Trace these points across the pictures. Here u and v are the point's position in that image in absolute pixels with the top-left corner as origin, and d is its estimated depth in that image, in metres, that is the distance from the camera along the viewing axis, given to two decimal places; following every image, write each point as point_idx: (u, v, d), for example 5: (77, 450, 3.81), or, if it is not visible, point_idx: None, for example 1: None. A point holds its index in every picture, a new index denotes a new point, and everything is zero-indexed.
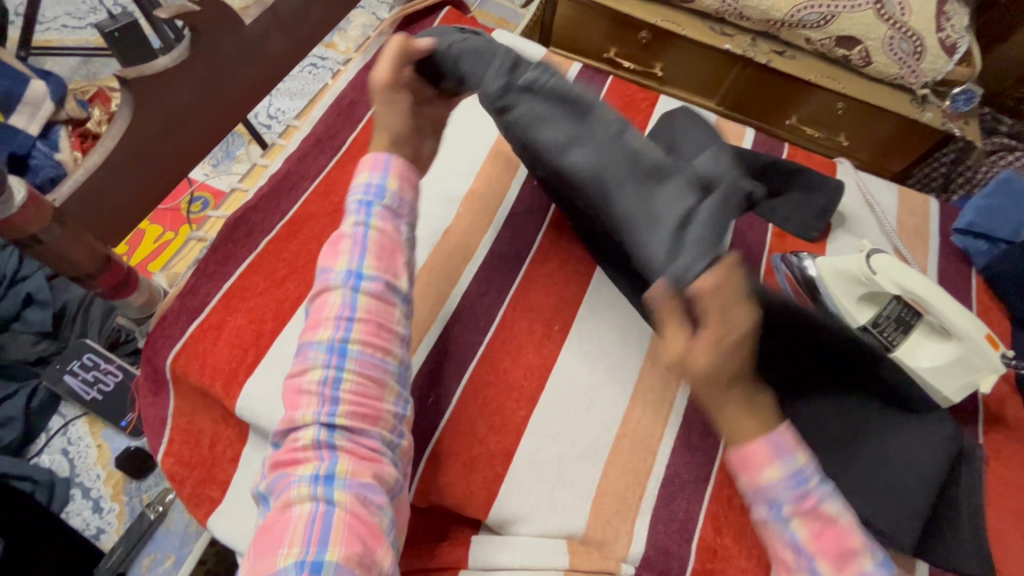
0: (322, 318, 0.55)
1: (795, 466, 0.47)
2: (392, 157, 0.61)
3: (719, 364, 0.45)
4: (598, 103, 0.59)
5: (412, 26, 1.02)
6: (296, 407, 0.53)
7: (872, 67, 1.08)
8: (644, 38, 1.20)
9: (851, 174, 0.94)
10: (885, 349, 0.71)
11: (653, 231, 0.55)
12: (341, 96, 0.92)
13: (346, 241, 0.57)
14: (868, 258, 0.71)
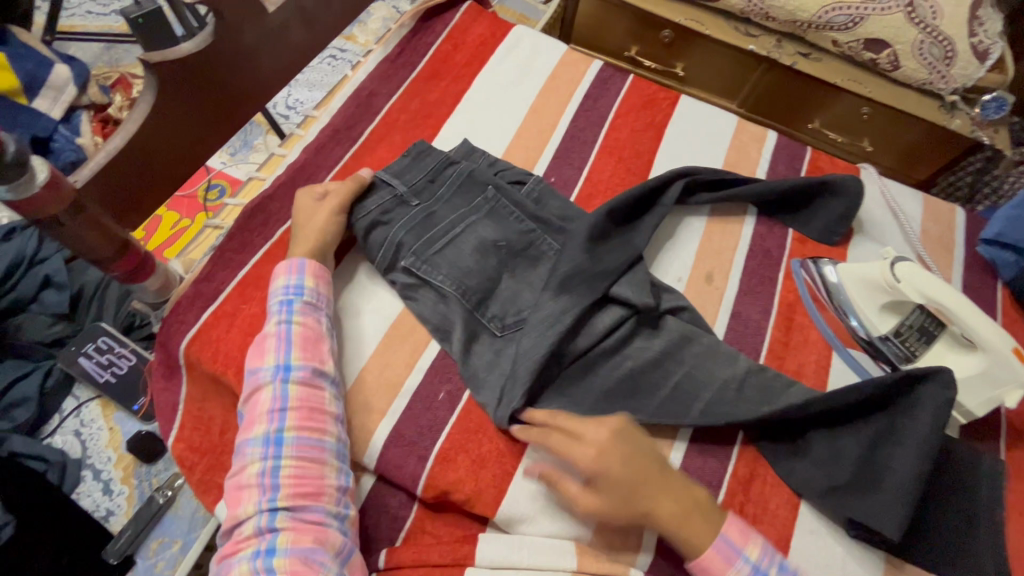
0: (256, 414, 0.59)
1: (751, 564, 0.57)
2: (307, 260, 0.68)
3: (596, 467, 0.57)
4: (455, 266, 0.72)
5: (433, 19, 1.01)
6: (239, 503, 0.56)
7: (900, 72, 1.06)
8: (667, 36, 1.18)
9: (875, 180, 0.92)
10: (907, 359, 0.72)
11: (485, 383, 0.67)
12: (361, 88, 0.92)
13: (271, 339, 0.62)
14: (891, 266, 0.70)
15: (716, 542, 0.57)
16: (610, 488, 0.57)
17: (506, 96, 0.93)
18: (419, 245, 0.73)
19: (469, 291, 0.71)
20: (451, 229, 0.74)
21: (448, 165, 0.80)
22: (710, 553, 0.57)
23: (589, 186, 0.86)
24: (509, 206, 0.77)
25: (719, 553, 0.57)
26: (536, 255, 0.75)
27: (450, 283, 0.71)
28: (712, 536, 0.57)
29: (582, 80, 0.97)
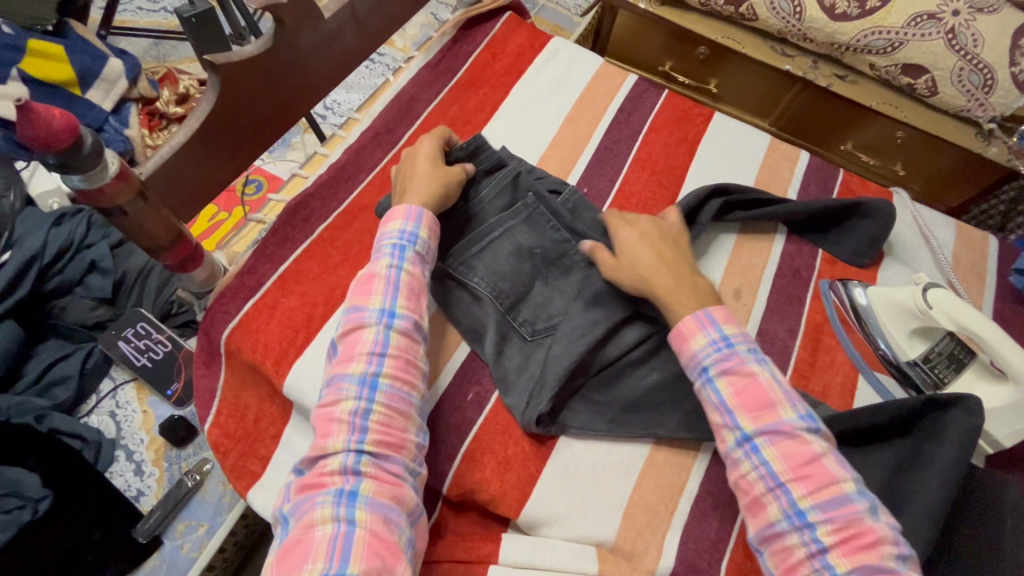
0: (355, 352, 0.61)
1: (717, 335, 0.61)
2: (423, 211, 0.70)
3: (630, 250, 0.70)
4: (501, 277, 0.74)
5: (475, 28, 1.04)
6: (327, 435, 0.57)
7: (937, 98, 1.06)
8: (702, 53, 1.20)
9: (908, 204, 0.91)
10: (935, 386, 0.72)
11: (515, 387, 0.68)
12: (402, 93, 0.94)
13: (380, 281, 0.64)
14: (924, 292, 0.70)
15: (696, 311, 0.63)
16: (636, 254, 0.69)
17: (542, 105, 0.95)
18: (458, 248, 0.75)
19: (502, 295, 0.73)
20: (489, 233, 0.76)
21: (497, 167, 0.82)
22: (686, 319, 0.63)
23: (621, 198, 0.88)
24: (547, 214, 0.78)
25: (694, 318, 0.63)
26: (569, 264, 0.75)
27: (486, 285, 0.73)
28: (696, 310, 0.64)
29: (618, 94, 0.99)
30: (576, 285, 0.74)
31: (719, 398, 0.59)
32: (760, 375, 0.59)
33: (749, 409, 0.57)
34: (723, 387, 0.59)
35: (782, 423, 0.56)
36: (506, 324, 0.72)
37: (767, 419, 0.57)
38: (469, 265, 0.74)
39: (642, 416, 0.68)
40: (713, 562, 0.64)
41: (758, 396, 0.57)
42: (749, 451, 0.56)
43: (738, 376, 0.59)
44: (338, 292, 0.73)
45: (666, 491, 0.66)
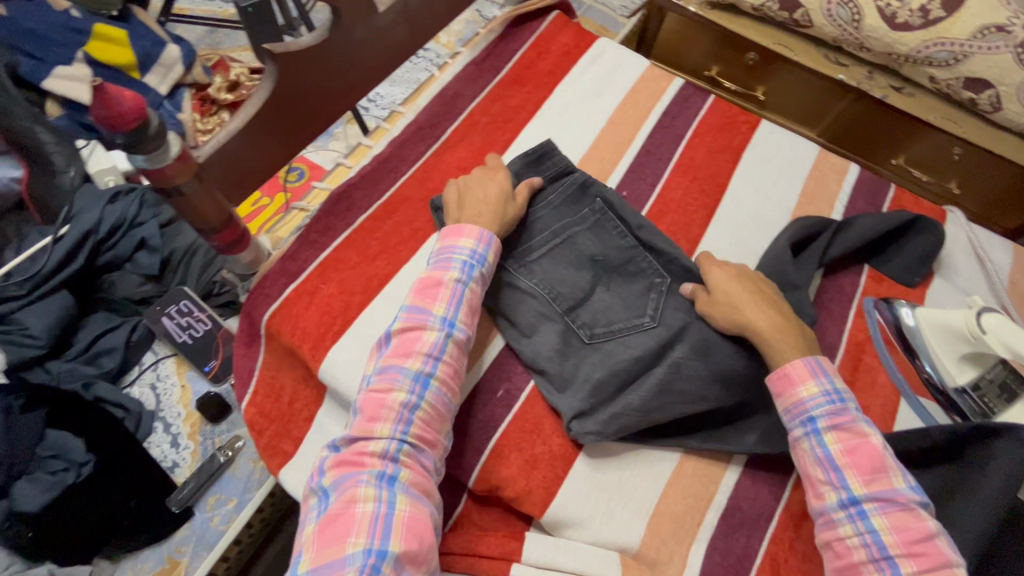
0: (414, 350, 0.61)
1: (829, 386, 0.62)
2: (494, 237, 0.70)
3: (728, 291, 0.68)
4: (562, 283, 0.74)
5: (522, 26, 1.04)
6: (375, 420, 0.58)
7: (1001, 114, 1.01)
8: (751, 59, 1.17)
9: (963, 224, 0.88)
10: (984, 415, 0.69)
11: (567, 391, 0.68)
12: (446, 89, 0.95)
13: (445, 290, 0.65)
14: (977, 316, 0.67)
15: (807, 357, 0.63)
16: (739, 297, 0.68)
17: (585, 106, 0.95)
18: (516, 250, 0.76)
19: (559, 298, 0.73)
20: (550, 240, 0.77)
21: (562, 172, 0.81)
22: (796, 362, 0.63)
23: (661, 203, 0.87)
24: (614, 221, 0.78)
25: (804, 362, 0.63)
26: (633, 271, 0.75)
27: (543, 287, 0.73)
28: (805, 354, 0.64)
29: (663, 97, 0.98)
30: (640, 291, 0.74)
31: (826, 451, 0.59)
32: (873, 439, 0.59)
33: (860, 471, 0.57)
34: (831, 442, 0.59)
35: (896, 492, 0.56)
36: (564, 325, 0.71)
37: (879, 485, 0.56)
38: (528, 273, 0.74)
39: (671, 423, 0.68)
40: None
41: (870, 458, 0.57)
42: (854, 515, 0.55)
43: (848, 433, 0.59)
44: (375, 282, 0.75)
45: (693, 502, 0.65)
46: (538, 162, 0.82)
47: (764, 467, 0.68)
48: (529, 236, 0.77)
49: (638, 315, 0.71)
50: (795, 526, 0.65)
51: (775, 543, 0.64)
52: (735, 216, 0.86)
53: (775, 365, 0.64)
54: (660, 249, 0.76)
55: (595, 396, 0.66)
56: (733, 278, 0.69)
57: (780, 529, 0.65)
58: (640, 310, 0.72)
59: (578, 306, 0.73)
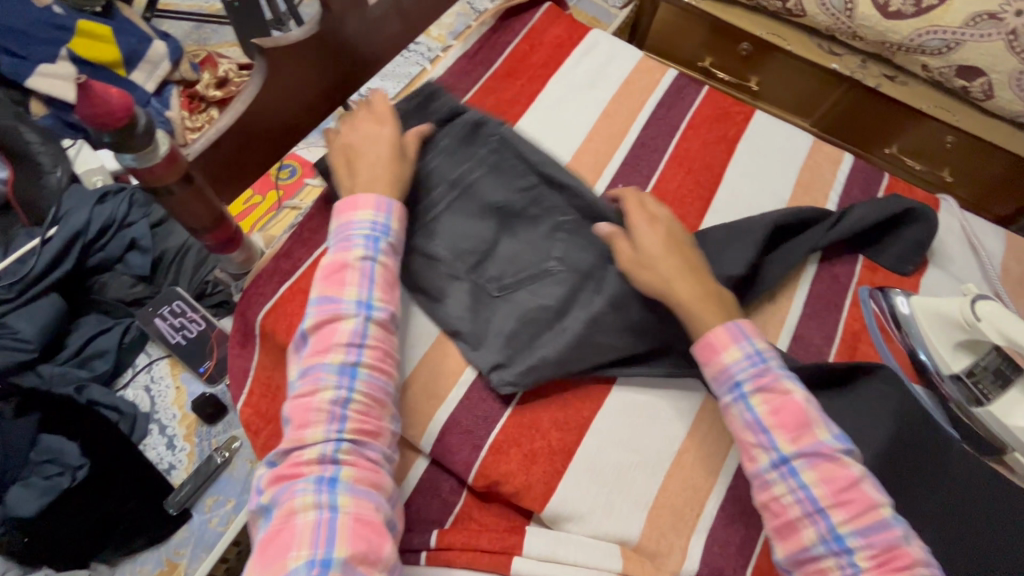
0: (332, 342, 0.59)
1: (750, 349, 0.62)
2: (394, 202, 0.67)
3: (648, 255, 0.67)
4: (464, 237, 0.73)
5: (514, 17, 1.03)
6: (304, 427, 0.56)
7: (993, 101, 1.02)
8: (745, 49, 1.17)
9: (956, 211, 0.88)
10: (977, 401, 0.70)
11: (483, 346, 0.69)
12: (439, 82, 0.94)
13: (354, 272, 0.62)
14: (972, 304, 0.68)
15: (728, 323, 0.63)
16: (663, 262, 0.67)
17: (579, 98, 0.94)
18: (416, 212, 0.74)
19: (464, 253, 0.73)
20: (448, 194, 0.75)
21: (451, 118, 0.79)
22: (717, 329, 0.63)
23: (656, 195, 0.86)
24: (512, 164, 0.77)
25: (726, 329, 0.63)
26: (536, 214, 0.75)
27: (444, 241, 0.73)
28: (725, 320, 0.64)
29: (657, 88, 0.97)
30: (545, 233, 0.74)
31: (754, 414, 0.59)
32: (795, 395, 0.59)
33: (787, 429, 0.58)
34: (758, 404, 0.59)
35: (820, 443, 0.57)
36: (471, 281, 0.72)
37: (805, 441, 0.57)
38: (425, 230, 0.73)
39: (668, 416, 0.69)
40: (739, 567, 0.63)
41: (795, 414, 0.58)
42: (785, 474, 0.56)
43: (773, 393, 0.60)
44: None
45: (693, 494, 0.66)
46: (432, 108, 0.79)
47: None
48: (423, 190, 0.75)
49: (543, 260, 0.73)
50: None
51: None
52: (730, 207, 0.86)
53: (696, 336, 0.65)
54: (561, 188, 0.76)
55: (510, 348, 0.68)
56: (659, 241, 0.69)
57: None
58: (546, 255, 0.73)
59: (482, 259, 0.73)
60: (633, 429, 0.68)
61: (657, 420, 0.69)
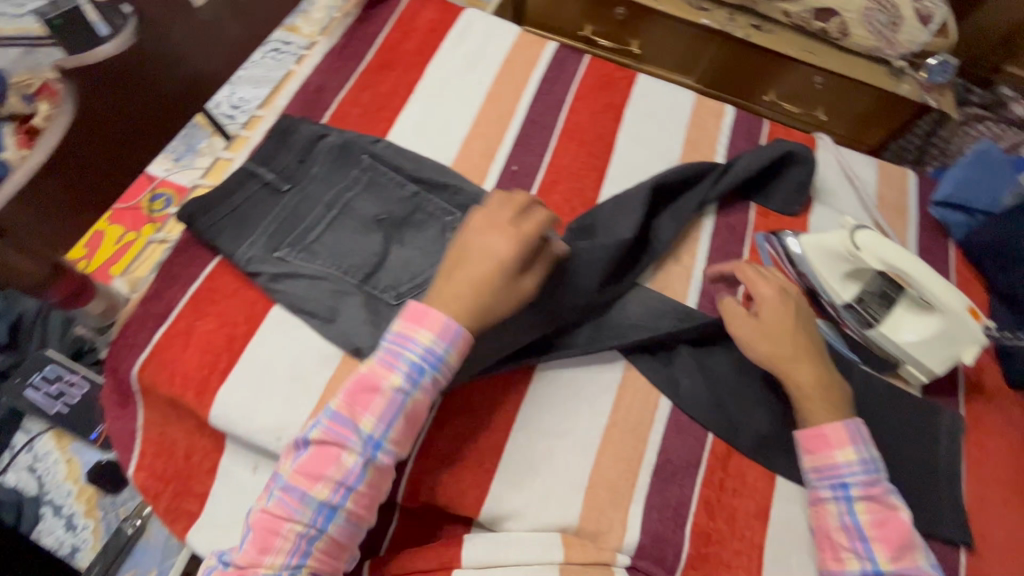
0: (325, 474, 0.54)
1: (865, 455, 0.62)
2: (462, 331, 0.58)
3: (781, 327, 0.66)
4: (352, 253, 0.71)
5: (379, 5, 0.97)
6: (266, 551, 0.52)
7: (849, 40, 1.08)
8: (621, 14, 1.17)
9: (831, 148, 0.93)
10: (868, 325, 0.75)
11: None
12: (307, 83, 0.87)
13: (381, 399, 0.56)
14: (852, 235, 0.71)
15: (848, 422, 0.63)
16: (780, 323, 0.66)
17: (461, 84, 0.91)
18: (294, 236, 0.71)
19: (352, 269, 0.70)
20: (326, 214, 0.73)
21: (316, 139, 0.77)
22: (836, 425, 0.63)
23: (552, 172, 0.85)
24: (386, 174, 0.77)
25: (845, 427, 0.62)
26: (421, 220, 0.75)
27: (330, 263, 0.70)
28: (842, 416, 0.64)
29: (539, 64, 0.95)
30: (434, 236, 0.74)
31: (855, 520, 0.60)
32: (901, 513, 0.61)
33: (889, 546, 0.59)
34: (860, 512, 0.60)
35: (918, 569, 0.58)
36: (363, 295, 0.69)
37: (904, 562, 0.58)
38: (309, 254, 0.70)
39: (592, 394, 0.70)
40: (677, 529, 0.63)
41: (899, 533, 0.59)
42: None
43: (880, 506, 0.61)
44: (257, 307, 0.68)
45: (625, 466, 0.66)
46: (289, 136, 0.77)
47: (687, 415, 0.70)
48: (301, 213, 0.73)
49: (438, 261, 0.72)
50: (723, 466, 0.68)
51: (706, 486, 0.66)
52: (626, 174, 0.86)
53: (810, 422, 0.64)
54: (443, 188, 0.77)
55: None
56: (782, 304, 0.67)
57: (709, 471, 0.67)
58: (439, 255, 0.73)
59: (373, 270, 0.71)
60: (560, 414, 0.68)
61: (583, 399, 0.69)
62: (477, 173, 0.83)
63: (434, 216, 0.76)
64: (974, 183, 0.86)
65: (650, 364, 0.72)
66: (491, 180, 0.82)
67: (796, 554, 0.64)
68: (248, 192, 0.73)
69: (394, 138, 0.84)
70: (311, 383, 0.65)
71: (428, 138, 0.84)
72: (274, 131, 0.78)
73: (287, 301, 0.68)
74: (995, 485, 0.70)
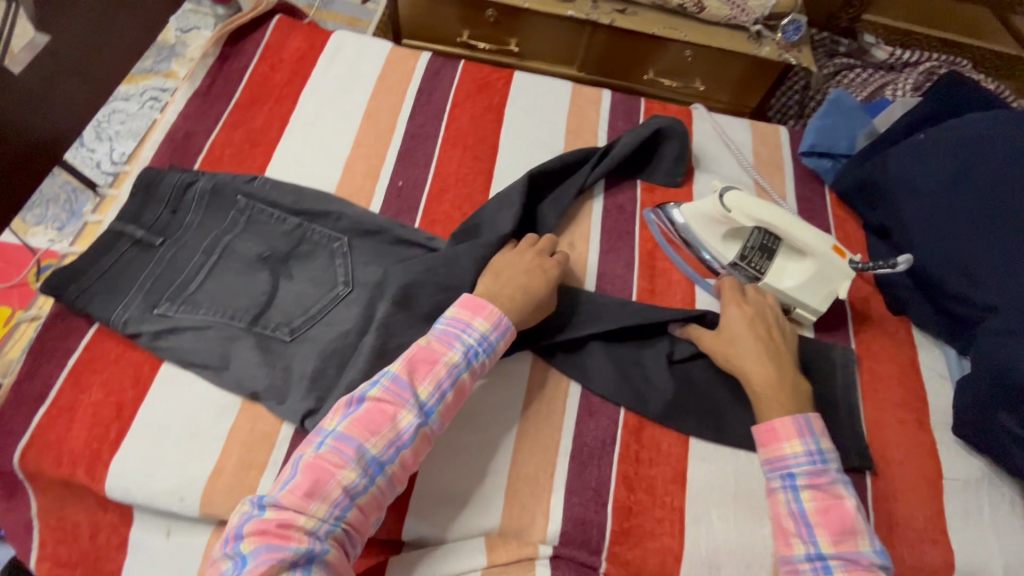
0: (383, 428, 0.55)
1: (814, 446, 0.61)
2: (511, 326, 0.64)
3: (736, 329, 0.69)
4: (238, 296, 0.70)
5: (242, 42, 0.96)
6: (314, 495, 0.51)
7: (706, 12, 1.14)
8: (492, 16, 1.19)
9: (706, 117, 0.97)
10: (755, 278, 0.78)
11: (288, 391, 0.65)
12: (173, 130, 0.85)
13: (441, 367, 0.58)
14: (722, 198, 0.76)
15: (797, 414, 0.63)
16: (735, 331, 0.69)
17: (335, 108, 0.90)
18: (173, 290, 0.69)
19: (239, 312, 0.69)
20: (206, 261, 0.72)
21: (185, 188, 0.76)
22: (785, 419, 0.62)
23: (439, 180, 0.85)
24: (265, 211, 0.76)
25: (793, 421, 0.62)
26: (308, 251, 0.75)
27: (215, 311, 0.69)
28: (795, 411, 0.63)
29: (413, 77, 0.95)
30: (323, 265, 0.74)
31: (800, 508, 0.59)
32: (847, 501, 0.59)
33: (831, 531, 0.58)
34: (806, 499, 0.59)
35: (860, 554, 0.57)
36: (253, 337, 0.68)
37: (846, 547, 0.57)
38: (192, 305, 0.69)
39: (501, 396, 0.71)
40: (599, 509, 0.65)
41: (842, 520, 0.58)
42: (819, 569, 0.57)
43: (825, 494, 0.60)
44: (145, 368, 0.66)
45: (542, 457, 0.67)
46: (154, 187, 0.76)
47: (598, 396, 0.72)
48: (178, 265, 0.71)
49: (330, 289, 0.72)
50: (637, 440, 0.69)
51: (624, 461, 0.68)
52: (513, 171, 0.88)
53: (765, 417, 0.64)
54: (325, 216, 0.76)
55: (319, 390, 0.65)
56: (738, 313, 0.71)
57: (625, 446, 0.69)
58: (331, 283, 0.72)
59: (262, 310, 0.69)
60: (471, 421, 0.69)
61: (493, 402, 0.70)
62: (362, 194, 0.83)
63: (320, 245, 0.75)
64: (834, 130, 0.93)
65: (556, 354, 0.73)
66: (377, 199, 0.82)
67: (716, 508, 0.66)
68: (118, 253, 0.71)
69: (272, 171, 0.82)
70: (209, 437, 0.63)
71: (307, 166, 0.84)
72: (139, 185, 0.76)
73: (172, 356, 0.66)
74: (889, 407, 0.75)
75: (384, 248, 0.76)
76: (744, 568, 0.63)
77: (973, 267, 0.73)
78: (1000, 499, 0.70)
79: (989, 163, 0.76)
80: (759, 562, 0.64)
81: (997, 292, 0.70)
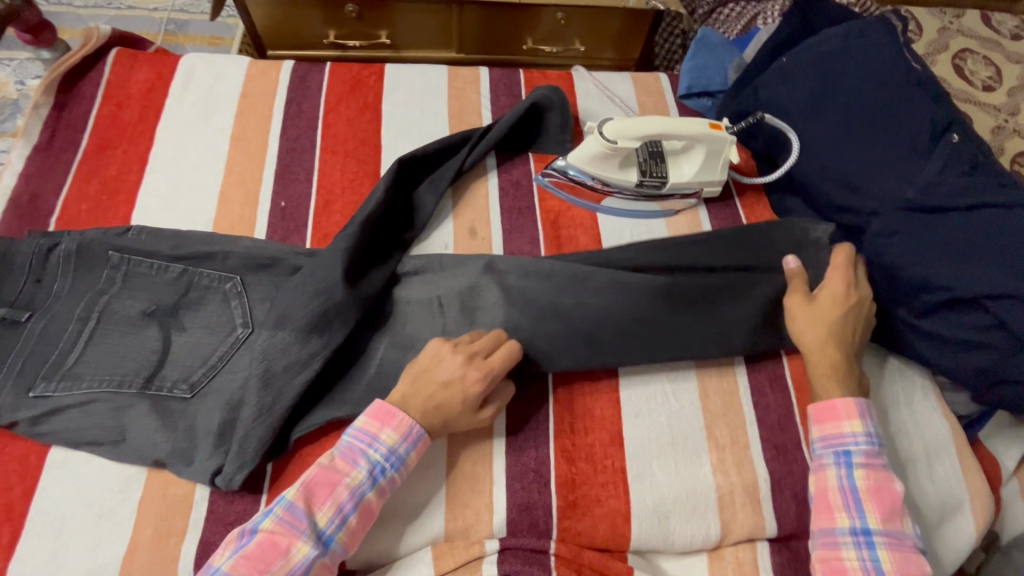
0: (272, 566, 0.52)
1: (873, 430, 0.62)
2: (425, 433, 0.61)
3: (826, 317, 0.67)
4: (126, 359, 0.65)
5: (81, 84, 0.88)
6: None
7: None
8: (354, 11, 1.15)
9: (586, 77, 0.97)
10: (661, 185, 0.82)
11: (195, 449, 0.61)
12: (17, 194, 0.77)
13: (343, 489, 0.56)
14: (601, 133, 0.76)
15: (858, 399, 0.63)
16: (828, 323, 0.67)
17: (198, 137, 0.84)
18: (48, 366, 0.63)
19: (125, 379, 0.63)
20: (82, 329, 0.66)
21: (46, 251, 0.69)
22: (847, 399, 0.63)
23: (324, 193, 0.81)
24: (144, 263, 0.70)
25: (855, 402, 0.63)
26: (198, 297, 0.69)
27: (99, 381, 0.63)
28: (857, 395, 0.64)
29: (278, 90, 0.90)
30: (218, 310, 0.69)
31: (853, 484, 0.59)
32: (897, 486, 0.60)
33: (881, 508, 0.58)
34: (860, 477, 0.60)
35: (904, 535, 0.58)
36: (148, 400, 0.62)
37: (891, 525, 0.58)
38: (71, 381, 0.63)
39: None
40: (542, 490, 0.64)
41: (891, 499, 0.59)
42: (861, 542, 0.57)
43: (878, 475, 0.60)
44: (31, 457, 0.61)
45: (478, 453, 0.66)
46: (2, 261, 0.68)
47: (524, 378, 0.71)
48: (50, 338, 0.65)
49: (228, 335, 0.67)
50: (570, 412, 0.69)
51: (559, 437, 0.67)
52: None
53: (827, 395, 0.64)
54: (210, 257, 0.71)
55: (226, 440, 0.61)
56: (844, 296, 0.68)
57: (560, 421, 0.68)
58: (229, 326, 0.68)
59: (154, 371, 0.64)
60: None
61: None
62: (243, 222, 0.77)
63: (204, 287, 0.70)
64: (706, 69, 0.95)
65: None
66: (261, 225, 0.77)
67: (656, 461, 0.67)
68: None
69: (138, 219, 0.76)
70: (116, 515, 0.59)
71: (178, 205, 0.78)
72: None
73: (56, 439, 0.61)
74: None
75: (274, 275, 0.71)
76: (690, 511, 0.65)
77: (851, 177, 0.76)
78: (915, 388, 0.74)
79: (851, 72, 0.78)
80: (703, 502, 0.65)
81: (876, 197, 0.74)
